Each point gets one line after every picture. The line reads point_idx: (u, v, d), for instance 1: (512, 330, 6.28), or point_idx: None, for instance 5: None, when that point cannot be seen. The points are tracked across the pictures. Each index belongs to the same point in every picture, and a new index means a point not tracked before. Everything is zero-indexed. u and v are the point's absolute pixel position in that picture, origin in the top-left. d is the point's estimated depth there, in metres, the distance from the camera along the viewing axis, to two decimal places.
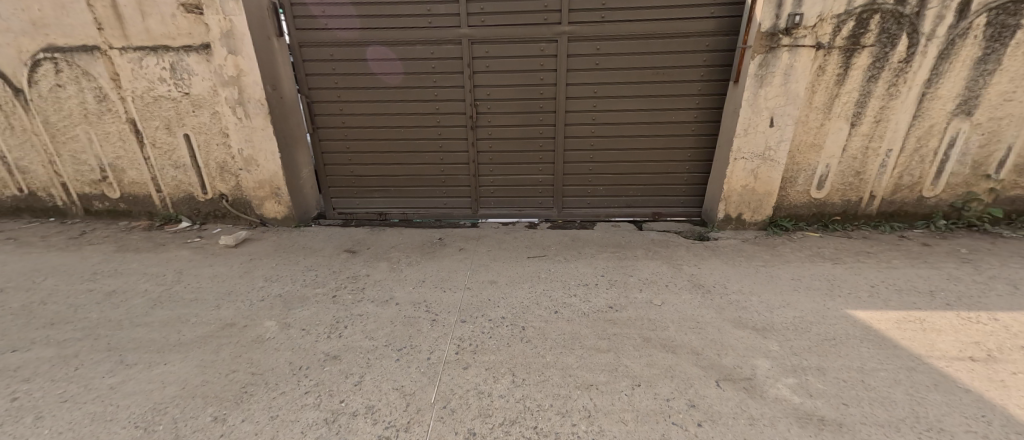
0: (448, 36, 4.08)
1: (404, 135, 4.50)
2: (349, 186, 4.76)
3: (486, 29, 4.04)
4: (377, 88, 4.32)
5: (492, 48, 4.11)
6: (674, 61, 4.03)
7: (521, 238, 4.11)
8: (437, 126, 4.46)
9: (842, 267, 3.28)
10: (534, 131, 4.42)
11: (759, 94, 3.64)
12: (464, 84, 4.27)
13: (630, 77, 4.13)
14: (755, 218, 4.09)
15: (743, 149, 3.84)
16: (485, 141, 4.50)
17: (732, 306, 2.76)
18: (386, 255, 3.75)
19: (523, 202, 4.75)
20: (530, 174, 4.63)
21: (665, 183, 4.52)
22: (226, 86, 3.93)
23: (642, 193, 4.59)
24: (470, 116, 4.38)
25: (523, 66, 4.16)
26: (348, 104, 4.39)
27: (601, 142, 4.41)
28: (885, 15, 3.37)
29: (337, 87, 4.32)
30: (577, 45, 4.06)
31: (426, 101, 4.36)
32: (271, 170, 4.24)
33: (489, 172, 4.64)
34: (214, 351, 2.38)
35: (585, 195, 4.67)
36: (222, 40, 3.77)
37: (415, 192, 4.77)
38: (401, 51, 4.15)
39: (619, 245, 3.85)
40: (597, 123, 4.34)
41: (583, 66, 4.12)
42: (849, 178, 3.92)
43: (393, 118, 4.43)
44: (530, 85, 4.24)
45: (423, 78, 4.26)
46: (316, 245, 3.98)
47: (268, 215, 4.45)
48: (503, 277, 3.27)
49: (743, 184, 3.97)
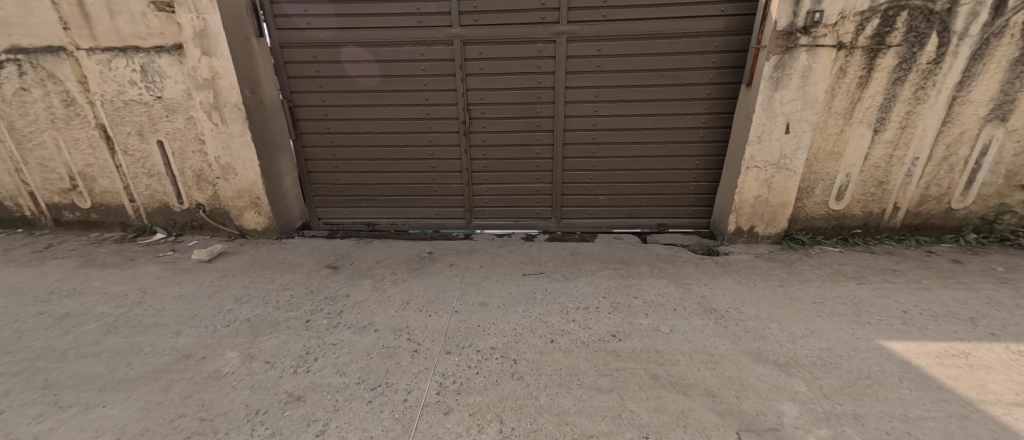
0: (439, 36, 3.81)
1: (394, 141, 4.24)
2: (335, 195, 4.49)
3: (479, 28, 3.78)
4: (363, 92, 4.05)
5: (486, 49, 3.85)
6: (681, 63, 3.76)
7: (516, 252, 3.82)
8: (428, 132, 4.19)
9: (868, 288, 2.97)
10: (531, 137, 4.15)
11: (774, 98, 3.35)
12: (456, 87, 4.00)
13: (634, 80, 3.85)
14: (768, 232, 3.79)
15: (756, 157, 3.55)
16: (479, 147, 4.23)
17: (750, 336, 2.46)
18: (370, 271, 3.47)
19: (520, 212, 4.47)
20: (526, 183, 4.35)
21: (671, 193, 4.24)
22: (200, 90, 3.67)
23: (646, 204, 4.30)
24: (462, 121, 4.11)
25: (519, 68, 3.89)
26: (334, 108, 4.13)
27: (603, 149, 4.13)
28: (913, 12, 3.09)
29: (321, 91, 4.06)
30: (577, 46, 3.79)
31: (416, 105, 4.09)
32: (250, 178, 3.97)
33: (484, 180, 4.36)
34: (163, 389, 2.10)
35: (585, 205, 4.39)
36: (196, 41, 3.52)
37: (404, 201, 4.50)
38: (388, 52, 3.89)
39: (622, 261, 3.55)
40: (598, 129, 4.07)
41: (583, 68, 3.85)
42: (871, 189, 3.63)
43: (381, 124, 4.17)
44: (526, 88, 3.97)
45: (413, 81, 4.00)
46: (296, 260, 3.70)
47: (247, 226, 4.18)
48: (494, 299, 2.98)
49: (756, 195, 3.68)
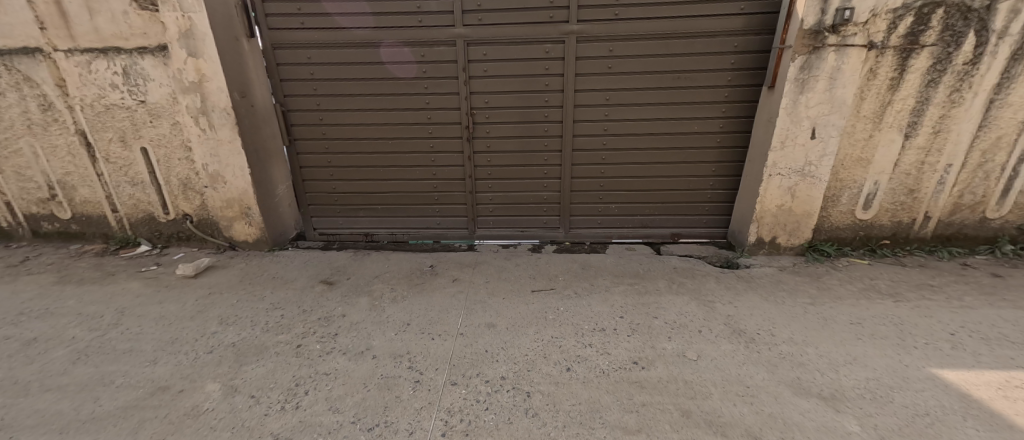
0: (441, 37, 3.60)
1: (393, 147, 4.01)
2: (331, 204, 4.25)
3: (484, 28, 3.56)
4: (361, 95, 3.83)
5: (491, 50, 3.63)
6: (698, 64, 3.55)
7: (523, 266, 3.59)
8: (429, 137, 3.96)
9: (907, 307, 2.75)
10: (538, 143, 3.93)
11: (799, 101, 3.14)
12: (459, 90, 3.78)
13: (648, 82, 3.64)
14: (791, 243, 3.57)
15: (780, 164, 3.34)
16: (483, 154, 4.00)
17: (787, 363, 2.23)
18: (367, 287, 3.23)
19: (526, 221, 4.24)
20: (533, 190, 4.12)
21: (686, 201, 4.02)
22: (186, 94, 3.44)
23: (659, 212, 4.08)
24: (466, 126, 3.89)
25: (526, 70, 3.68)
26: (330, 113, 3.90)
27: (614, 155, 3.91)
28: (950, 9, 2.88)
29: (316, 94, 3.84)
30: (588, 46, 3.57)
31: (417, 109, 3.87)
32: (240, 187, 3.74)
33: (488, 188, 4.14)
34: (131, 431, 1.85)
35: (595, 214, 4.16)
36: (181, 41, 3.29)
37: (404, 210, 4.27)
38: (387, 54, 3.67)
39: (637, 275, 3.32)
40: (609, 134, 3.85)
41: (594, 70, 3.64)
42: (901, 197, 3.41)
43: (379, 129, 3.94)
44: (533, 91, 3.75)
45: (414, 84, 3.77)
46: (289, 275, 3.46)
47: (237, 238, 3.94)
48: (502, 319, 2.75)
49: (778, 204, 3.47)
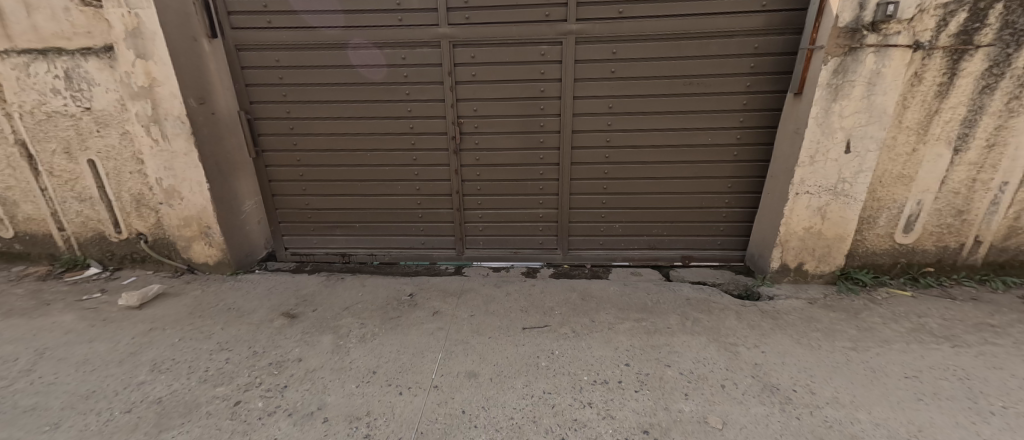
0: (424, 37, 3.21)
1: (372, 159, 3.61)
2: (304, 221, 3.84)
3: (471, 28, 3.18)
4: (336, 102, 3.44)
5: (480, 52, 3.24)
6: (713, 68, 3.14)
7: (514, 295, 3.16)
8: (412, 149, 3.56)
9: (969, 355, 2.30)
10: (532, 155, 3.52)
11: (832, 110, 2.73)
12: (444, 97, 3.39)
13: (656, 88, 3.24)
14: (820, 270, 3.13)
15: (808, 181, 2.91)
16: (472, 167, 3.59)
17: (837, 436, 1.78)
18: (333, 322, 2.80)
19: (519, 241, 3.82)
20: (527, 208, 3.71)
21: (698, 220, 3.59)
22: (136, 100, 3.06)
23: (669, 233, 3.66)
24: (452, 136, 3.49)
25: (519, 75, 3.28)
26: (301, 121, 3.50)
27: (617, 169, 3.50)
28: (1010, 4, 2.47)
29: (286, 101, 3.44)
30: (588, 48, 3.18)
31: (398, 118, 3.47)
32: (198, 204, 3.34)
33: (477, 205, 3.72)
34: None
35: (596, 234, 3.74)
36: (128, 41, 2.91)
37: (385, 229, 3.85)
38: (364, 56, 3.28)
39: (645, 309, 2.88)
40: (612, 146, 3.44)
41: (595, 74, 3.24)
42: (947, 219, 2.98)
43: (356, 140, 3.55)
44: (527, 98, 3.35)
45: (394, 90, 3.38)
46: (247, 306, 3.03)
47: (196, 260, 3.53)
48: (486, 367, 2.31)
49: (806, 227, 3.03)
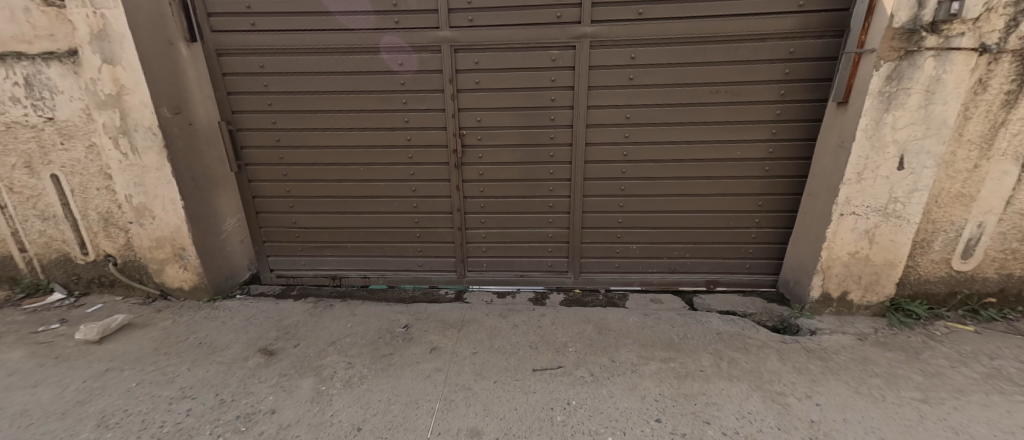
0: (423, 41, 2.92)
1: (365, 174, 3.29)
2: (291, 241, 3.51)
3: (475, 30, 2.88)
4: (326, 111, 3.13)
5: (484, 57, 2.94)
6: (743, 74, 2.83)
7: (522, 328, 2.81)
8: (409, 163, 3.24)
9: None
10: (541, 169, 3.19)
11: (884, 121, 2.40)
12: (444, 107, 3.08)
13: (679, 97, 2.92)
14: (866, 300, 2.78)
15: (855, 200, 2.58)
16: (475, 183, 3.27)
17: None
18: (316, 361, 2.45)
19: (526, 263, 3.48)
20: (535, 227, 3.37)
21: (724, 241, 3.25)
22: (102, 109, 2.75)
23: (692, 255, 3.32)
24: (453, 149, 3.17)
25: (527, 82, 2.98)
26: (288, 132, 3.19)
27: (635, 185, 3.17)
28: None
29: (271, 110, 3.13)
30: (604, 53, 2.88)
31: (394, 129, 3.16)
32: (172, 224, 3.01)
33: (480, 224, 3.39)
34: None
35: (612, 256, 3.39)
36: (93, 44, 2.62)
37: (380, 249, 3.52)
38: (356, 62, 2.99)
39: (672, 346, 2.53)
40: (629, 160, 3.12)
41: (611, 81, 2.93)
42: (1013, 244, 2.63)
43: (347, 153, 3.23)
44: (536, 108, 3.05)
45: (389, 98, 3.07)
46: (220, 341, 2.68)
47: (169, 284, 3.19)
48: (492, 423, 1.96)
49: (851, 252, 2.69)
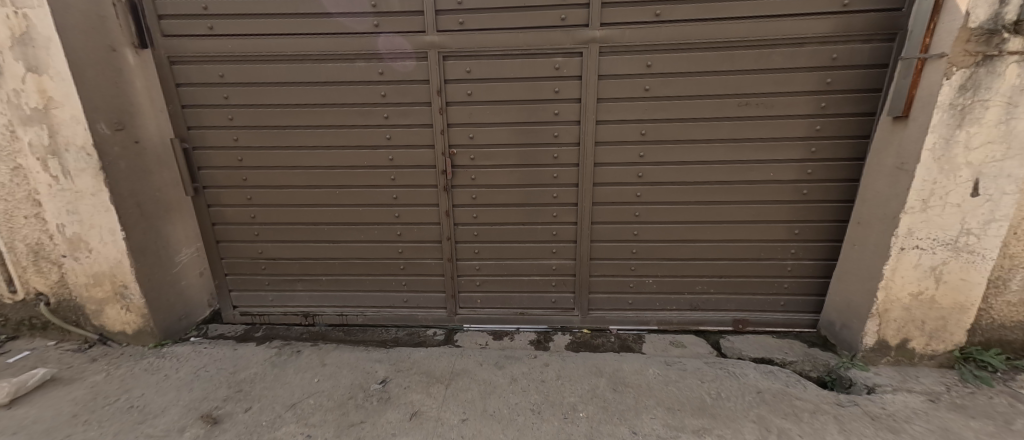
0: (407, 47, 2.52)
1: (340, 198, 2.86)
2: (256, 274, 3.06)
3: (466, 35, 2.50)
4: (295, 127, 2.72)
5: (477, 65, 2.55)
6: (777, 84, 2.44)
7: (522, 383, 2.35)
8: (391, 185, 2.82)
9: None
10: (543, 193, 2.78)
11: (957, 138, 1.99)
12: (431, 122, 2.67)
13: (702, 110, 2.53)
14: (930, 349, 2.34)
15: (918, 232, 2.16)
16: (467, 208, 2.85)
17: None
18: (267, 434, 1.99)
19: (526, 299, 3.04)
20: (536, 258, 2.94)
21: (755, 275, 2.82)
22: (27, 125, 2.32)
23: (717, 290, 2.88)
24: (442, 170, 2.76)
25: (527, 93, 2.59)
26: (251, 151, 2.77)
27: (651, 211, 2.75)
28: None
29: (232, 126, 2.72)
30: (616, 60, 2.49)
31: (374, 147, 2.75)
32: (111, 258, 2.57)
33: (473, 254, 2.96)
34: None
35: (625, 291, 2.96)
36: (14, 49, 2.21)
37: (358, 283, 3.07)
38: (330, 70, 2.59)
39: (705, 411, 2.07)
40: (645, 182, 2.71)
41: (624, 93, 2.54)
42: None
43: (320, 174, 2.81)
44: (537, 123, 2.65)
45: (368, 112, 2.67)
46: (156, 403, 2.22)
47: (110, 327, 2.74)
48: None
49: (913, 293, 2.26)
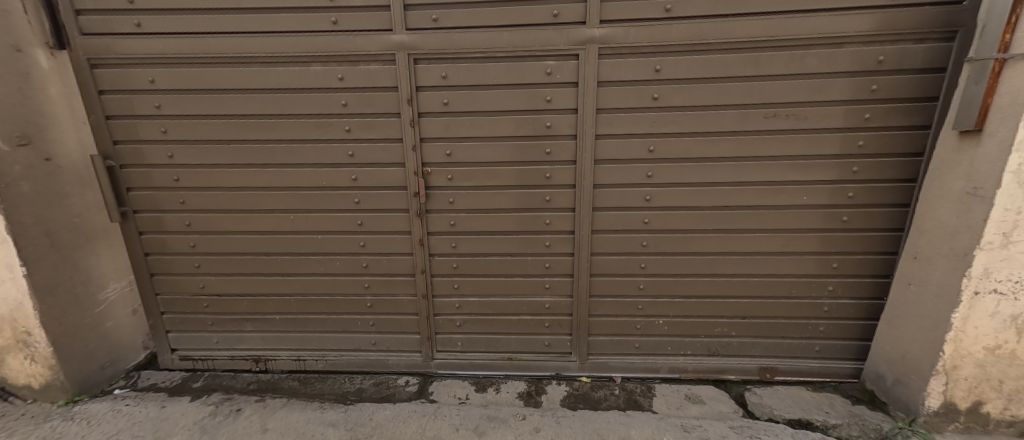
0: (371, 48, 2.13)
1: (295, 223, 2.43)
2: (198, 313, 2.61)
3: (441, 34, 2.10)
4: (241, 141, 2.30)
5: (455, 70, 2.15)
6: (811, 93, 2.05)
7: None
8: (356, 210, 2.40)
9: None
10: (534, 219, 2.36)
11: None
12: (402, 136, 2.26)
13: (722, 123, 2.13)
14: (1011, 414, 1.89)
15: (998, 273, 1.73)
16: (444, 236, 2.42)
17: None
18: None
19: (515, 342, 2.59)
20: (527, 295, 2.50)
21: (784, 316, 2.38)
22: None
23: (740, 333, 2.44)
24: (414, 192, 2.33)
25: (513, 103, 2.19)
26: (190, 170, 2.35)
27: (661, 240, 2.34)
28: None
29: (167, 140, 2.30)
30: (619, 64, 2.09)
31: (334, 165, 2.33)
32: (11, 299, 2.12)
33: (453, 289, 2.52)
34: None
35: (631, 333, 2.51)
36: None
37: (317, 323, 2.61)
38: (281, 75, 2.19)
39: None
40: (653, 206, 2.29)
41: (629, 102, 2.14)
42: None
43: (271, 196, 2.38)
44: (526, 138, 2.24)
45: (327, 124, 2.26)
46: None
47: (13, 381, 2.28)
48: None
49: (990, 346, 1.82)
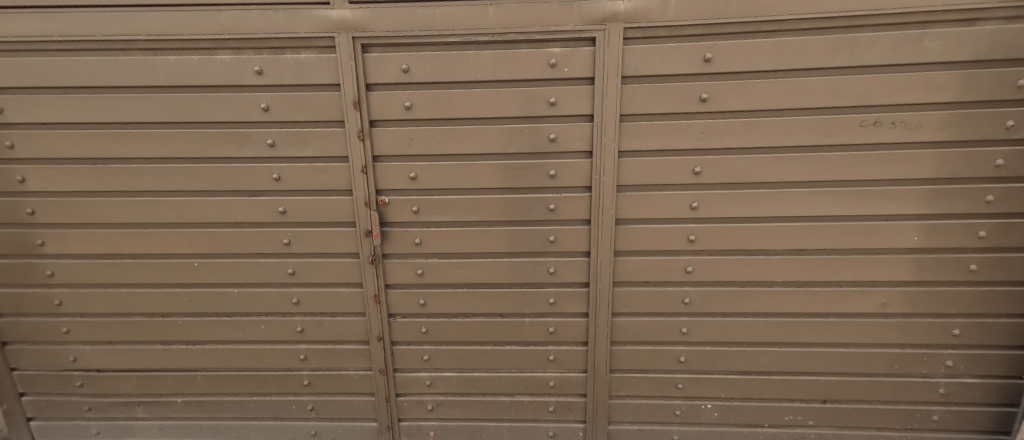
0: (299, 29, 1.49)
1: (200, 273, 1.74)
2: (72, 394, 1.90)
3: (398, 6, 1.46)
4: (122, 160, 1.64)
5: (419, 59, 1.52)
6: (928, 91, 1.43)
7: None
8: (286, 254, 1.73)
9: None
10: (532, 267, 1.70)
11: None
12: (347, 152, 1.61)
13: (797, 134, 1.50)
14: None
15: None
16: (410, 289, 1.75)
17: None
18: None
19: (507, 432, 1.89)
20: (522, 369, 1.82)
21: (881, 399, 1.72)
22: None
23: (818, 423, 1.77)
24: (366, 232, 1.67)
25: (503, 108, 1.55)
26: (51, 200, 1.68)
27: (709, 297, 1.68)
28: None
29: (17, 160, 1.64)
30: (652, 51, 1.47)
31: (254, 193, 1.67)
32: None
33: (422, 362, 1.83)
34: None
35: (667, 420, 1.83)
36: None
37: (236, 406, 1.90)
38: (171, 67, 1.53)
39: None
40: (698, 251, 1.65)
41: (665, 106, 1.51)
42: None
43: (166, 237, 1.71)
44: (522, 156, 1.60)
45: (241, 135, 1.60)
46: None
47: None
48: None
49: None
